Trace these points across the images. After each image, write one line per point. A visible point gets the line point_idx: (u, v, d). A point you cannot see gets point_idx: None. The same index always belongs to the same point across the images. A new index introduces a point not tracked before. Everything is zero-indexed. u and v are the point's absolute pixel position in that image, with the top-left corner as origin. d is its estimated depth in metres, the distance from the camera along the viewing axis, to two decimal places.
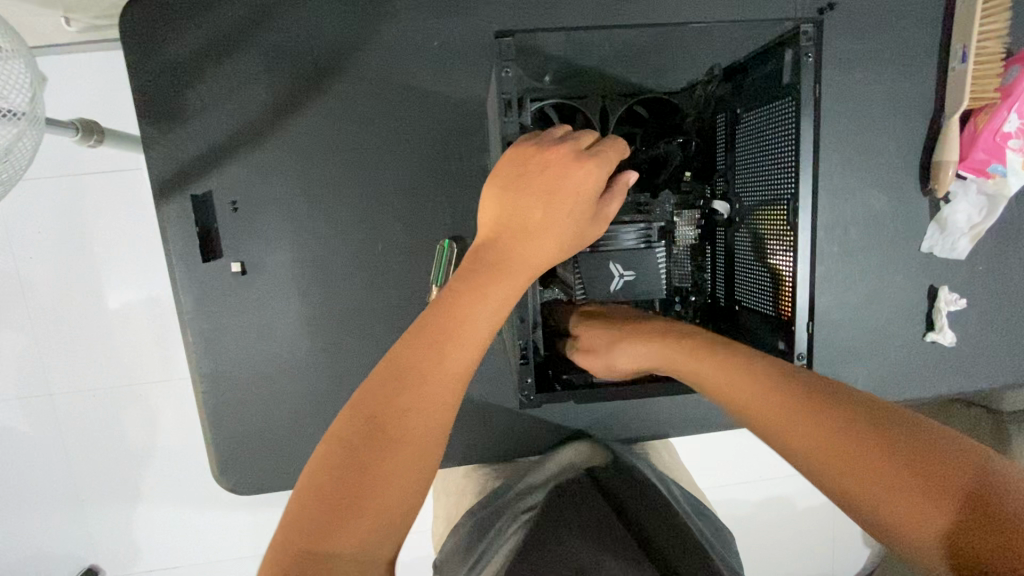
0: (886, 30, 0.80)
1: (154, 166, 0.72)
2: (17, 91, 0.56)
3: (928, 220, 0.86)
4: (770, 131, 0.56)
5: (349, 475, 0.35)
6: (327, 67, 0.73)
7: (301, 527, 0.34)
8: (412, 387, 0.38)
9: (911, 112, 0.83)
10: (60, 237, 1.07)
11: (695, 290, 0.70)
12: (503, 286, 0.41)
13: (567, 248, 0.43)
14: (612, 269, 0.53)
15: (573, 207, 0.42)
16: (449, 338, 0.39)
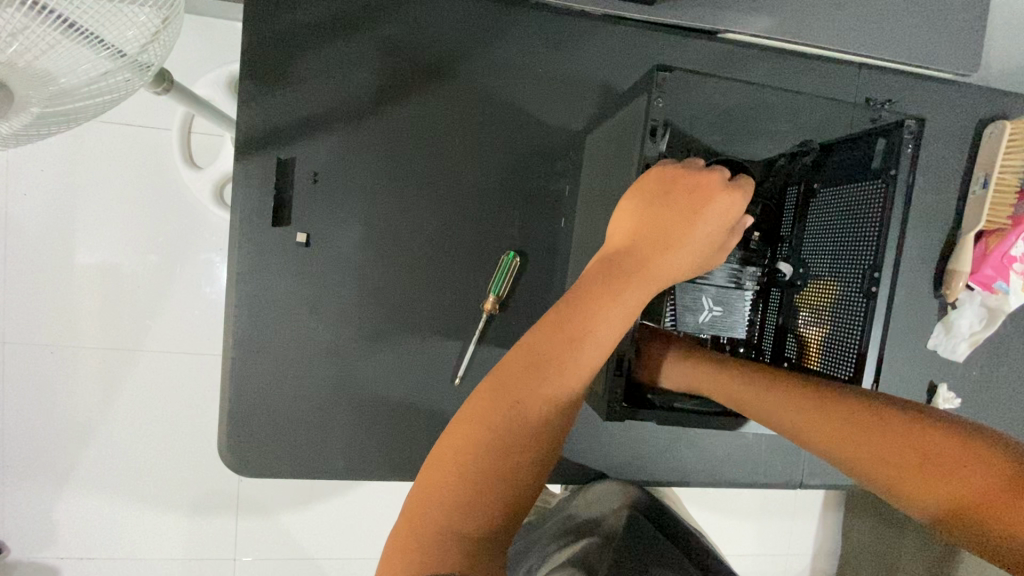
0: (924, 145, 0.90)
1: (244, 122, 0.72)
2: (136, 37, 0.54)
3: (936, 320, 0.94)
4: (854, 207, 0.62)
5: (492, 454, 0.40)
6: (432, 68, 0.76)
7: (446, 502, 0.39)
8: (548, 377, 0.43)
9: (935, 221, 0.92)
10: (73, 186, 1.08)
11: (742, 343, 0.73)
12: (641, 295, 0.46)
13: (694, 266, 0.50)
14: (704, 301, 0.64)
15: (710, 231, 0.48)
16: (585, 334, 0.44)
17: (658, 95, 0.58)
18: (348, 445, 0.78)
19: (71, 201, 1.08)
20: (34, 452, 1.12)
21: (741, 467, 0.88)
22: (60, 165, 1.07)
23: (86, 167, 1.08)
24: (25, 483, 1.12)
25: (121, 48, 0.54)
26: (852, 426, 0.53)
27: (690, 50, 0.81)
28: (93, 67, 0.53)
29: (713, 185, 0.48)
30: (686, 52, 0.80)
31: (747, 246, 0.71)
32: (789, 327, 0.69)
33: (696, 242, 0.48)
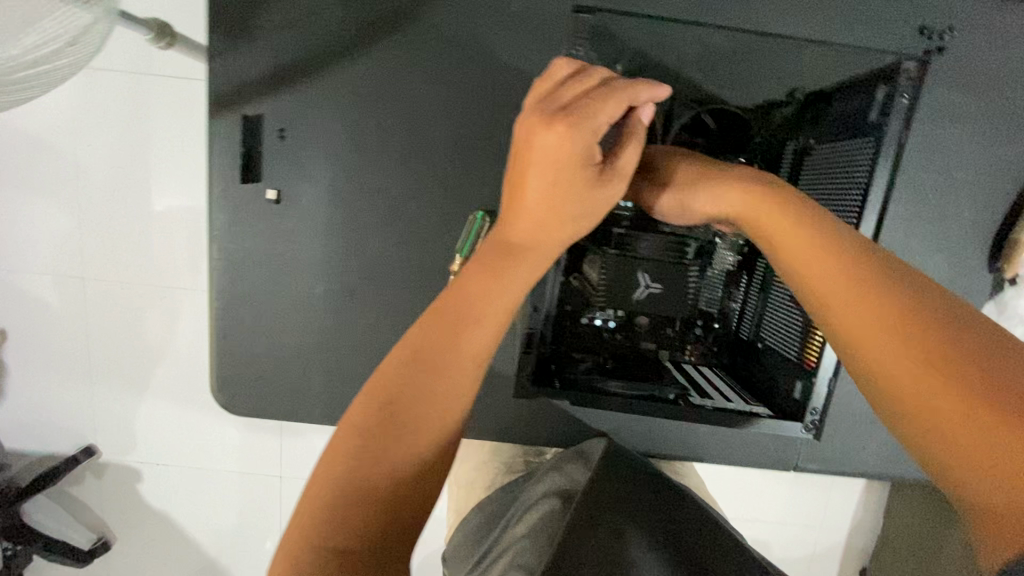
0: (997, 87, 0.73)
1: (214, 78, 0.72)
2: None
3: (987, 299, 0.80)
4: (843, 159, 0.75)
5: (367, 461, 0.37)
6: (398, 12, 0.71)
7: (318, 515, 0.37)
8: (425, 370, 0.40)
9: (1001, 181, 0.76)
10: (113, 138, 1.16)
11: (718, 318, 0.81)
12: (518, 266, 0.44)
13: (580, 213, 0.47)
14: (641, 280, 0.72)
15: (568, 171, 0.46)
16: (464, 320, 0.41)
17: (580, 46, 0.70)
18: (325, 394, 0.82)
19: (114, 153, 1.16)
20: (108, 373, 1.29)
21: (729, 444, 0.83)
22: (100, 117, 1.15)
23: (120, 117, 1.15)
24: (105, 399, 1.30)
25: None
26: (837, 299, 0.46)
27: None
28: (56, 19, 0.55)
29: (537, 123, 0.46)
30: None
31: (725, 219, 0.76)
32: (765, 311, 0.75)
33: (558, 188, 0.46)
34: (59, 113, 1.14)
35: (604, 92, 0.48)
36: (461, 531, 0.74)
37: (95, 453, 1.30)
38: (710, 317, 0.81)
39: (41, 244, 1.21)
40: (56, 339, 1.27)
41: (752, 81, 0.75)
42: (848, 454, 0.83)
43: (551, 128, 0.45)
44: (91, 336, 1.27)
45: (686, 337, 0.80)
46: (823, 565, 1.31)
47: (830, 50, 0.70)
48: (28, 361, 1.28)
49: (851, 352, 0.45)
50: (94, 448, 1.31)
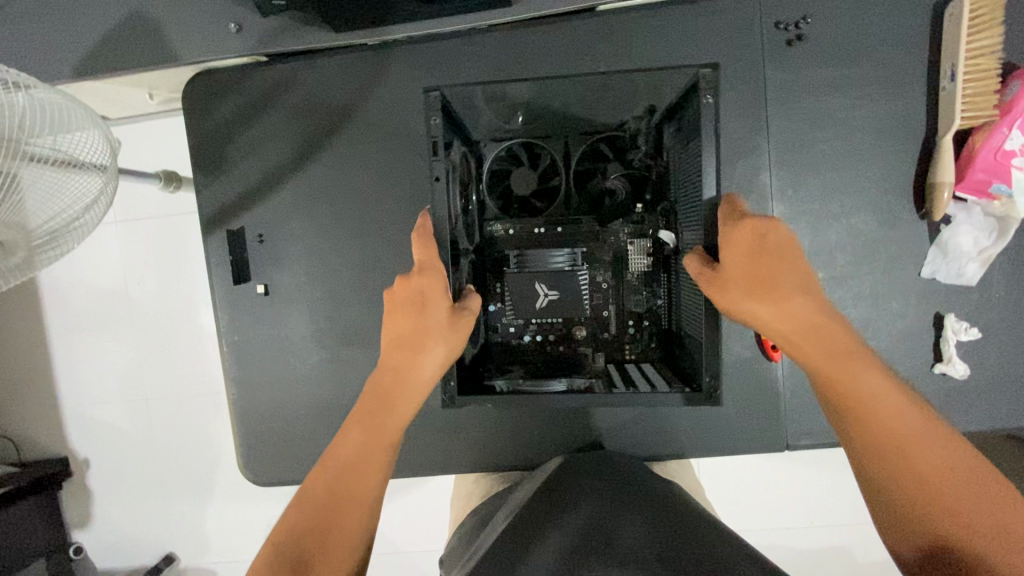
0: (864, 53, 0.80)
1: (203, 206, 0.89)
2: (98, 153, 0.76)
3: (929, 244, 0.82)
4: (693, 163, 0.76)
5: (315, 528, 0.61)
6: (335, 120, 0.87)
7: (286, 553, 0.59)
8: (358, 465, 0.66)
9: (900, 133, 0.81)
10: (140, 271, 1.33)
11: (648, 314, 0.86)
12: (399, 407, 0.69)
13: (442, 362, 0.70)
14: (540, 288, 0.80)
15: (427, 332, 0.69)
16: (383, 420, 0.69)
17: (433, 115, 0.72)
18: None
19: (138, 288, 1.34)
20: (172, 483, 1.40)
21: (707, 434, 0.86)
22: (129, 257, 1.34)
23: (144, 252, 1.33)
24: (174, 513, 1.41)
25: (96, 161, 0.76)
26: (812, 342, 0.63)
27: (549, 44, 0.82)
28: (68, 186, 0.74)
29: (413, 283, 0.70)
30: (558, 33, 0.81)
31: (632, 219, 0.86)
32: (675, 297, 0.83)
33: (424, 329, 0.69)
34: (94, 263, 1.35)
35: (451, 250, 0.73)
36: (456, 535, 0.80)
37: (177, 558, 1.41)
38: (640, 314, 0.86)
39: (105, 377, 1.38)
40: (126, 459, 1.40)
41: (629, 104, 0.83)
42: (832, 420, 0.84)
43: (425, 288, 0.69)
44: (149, 455, 1.40)
45: (621, 338, 0.87)
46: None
47: (668, 74, 0.76)
48: (104, 484, 1.41)
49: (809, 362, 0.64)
50: (173, 555, 1.40)
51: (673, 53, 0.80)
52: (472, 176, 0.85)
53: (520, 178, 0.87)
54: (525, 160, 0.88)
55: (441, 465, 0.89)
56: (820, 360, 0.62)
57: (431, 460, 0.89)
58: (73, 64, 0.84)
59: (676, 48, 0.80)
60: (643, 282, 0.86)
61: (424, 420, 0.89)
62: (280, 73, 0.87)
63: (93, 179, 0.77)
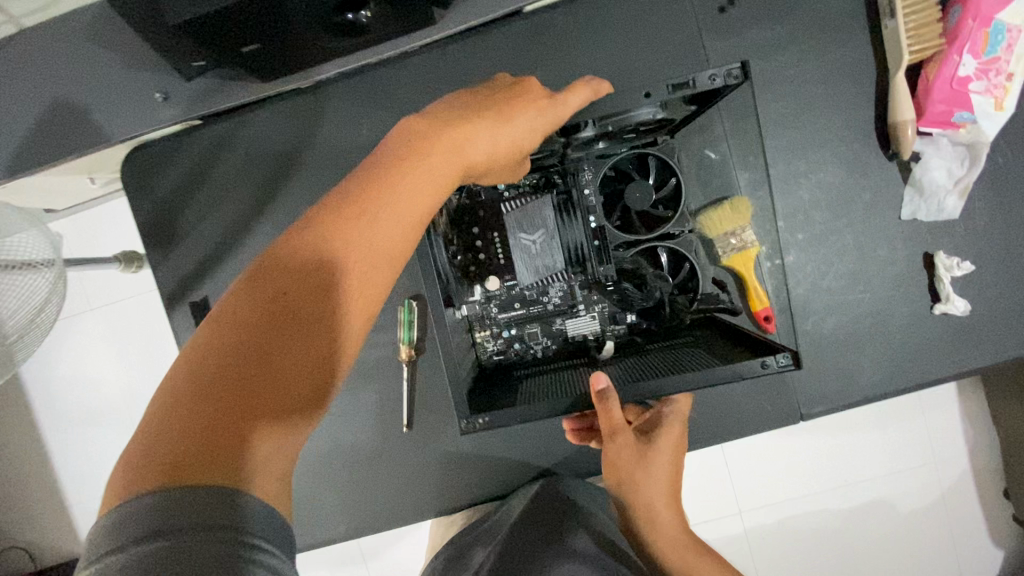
0: (800, 6, 0.78)
1: (162, 282, 0.86)
2: (42, 248, 0.75)
3: (903, 185, 0.79)
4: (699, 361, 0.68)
5: (248, 361, 0.40)
6: (280, 171, 0.84)
7: (188, 403, 0.39)
8: (349, 271, 0.45)
9: (851, 79, 0.79)
10: (118, 357, 1.30)
11: (521, 345, 0.75)
12: (402, 211, 0.48)
13: (491, 155, 0.55)
14: (531, 234, 0.70)
15: (512, 126, 0.56)
16: (379, 208, 0.47)
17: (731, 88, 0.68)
18: (340, 511, 0.87)
19: (119, 374, 1.30)
20: None
21: (714, 421, 0.83)
22: (104, 344, 1.30)
23: (120, 336, 1.29)
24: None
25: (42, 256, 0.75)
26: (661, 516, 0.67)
27: (481, 57, 0.81)
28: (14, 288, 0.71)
29: (528, 91, 0.60)
30: (490, 44, 0.80)
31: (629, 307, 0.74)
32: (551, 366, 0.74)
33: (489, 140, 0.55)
34: (70, 357, 1.31)
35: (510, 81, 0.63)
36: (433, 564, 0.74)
37: None
38: (518, 339, 0.75)
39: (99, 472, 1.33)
40: None
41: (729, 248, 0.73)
42: (840, 382, 0.81)
43: (540, 101, 0.59)
44: None
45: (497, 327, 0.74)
46: (960, 507, 1.13)
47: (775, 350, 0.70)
48: None
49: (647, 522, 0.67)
50: None
51: (608, 43, 0.79)
52: (584, 156, 0.72)
53: (638, 194, 0.71)
54: (612, 176, 0.73)
55: (454, 502, 0.85)
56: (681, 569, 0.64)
57: (440, 499, 0.86)
58: (6, 162, 0.81)
59: (607, 40, 0.79)
60: (545, 333, 0.74)
61: (426, 459, 0.85)
62: (217, 134, 0.85)
63: (40, 276, 0.74)
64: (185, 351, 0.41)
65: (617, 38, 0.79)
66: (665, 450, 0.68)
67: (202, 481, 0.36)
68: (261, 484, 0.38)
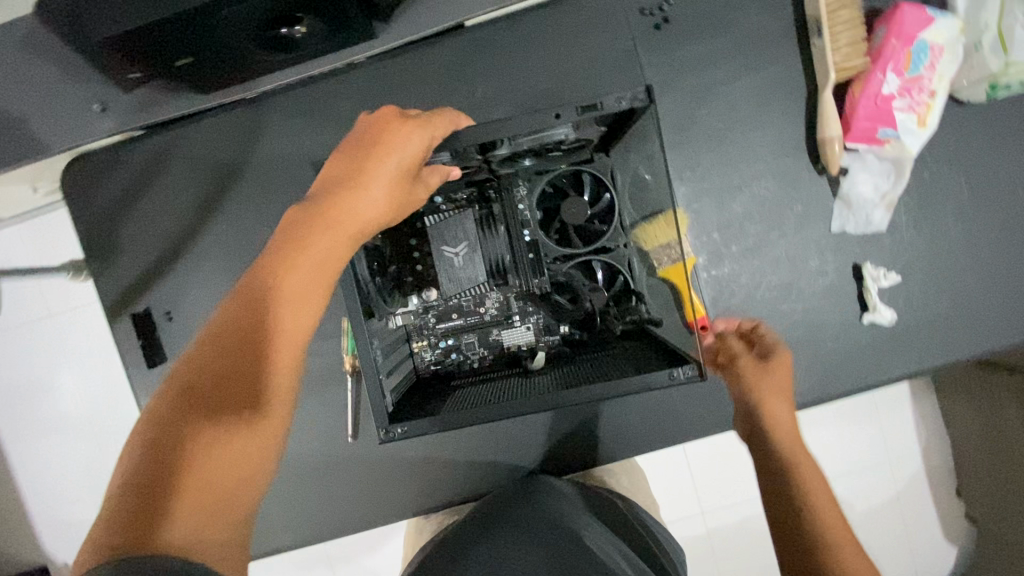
0: (733, 23, 0.80)
1: (104, 294, 0.86)
2: None
3: (832, 198, 0.82)
4: (618, 372, 0.67)
5: (186, 430, 0.45)
6: (222, 182, 0.84)
7: (136, 483, 0.43)
8: (265, 331, 0.50)
9: (782, 95, 0.81)
10: (68, 366, 1.27)
11: (457, 352, 0.75)
12: (309, 264, 0.53)
13: (381, 210, 0.56)
14: (450, 249, 0.70)
15: (371, 175, 0.56)
16: (288, 274, 0.51)
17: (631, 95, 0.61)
18: (288, 521, 0.87)
19: (71, 382, 1.28)
20: None
21: (655, 430, 0.85)
22: (53, 354, 1.27)
23: (69, 346, 1.27)
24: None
25: None
26: (809, 462, 0.61)
27: (422, 70, 0.81)
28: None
29: (392, 120, 0.59)
30: (430, 58, 0.81)
31: (560, 316, 0.74)
32: (481, 376, 0.73)
33: (384, 185, 0.57)
34: (19, 367, 1.28)
35: (378, 119, 0.60)
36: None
37: None
38: (453, 347, 0.75)
39: (54, 482, 1.31)
40: None
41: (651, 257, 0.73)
42: None
43: (404, 129, 0.58)
44: None
45: (431, 333, 0.74)
46: (906, 506, 1.17)
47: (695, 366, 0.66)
48: None
49: (799, 467, 0.61)
50: None
51: (546, 57, 0.80)
52: (516, 169, 0.72)
53: (572, 209, 0.73)
54: (548, 188, 0.74)
55: (399, 511, 0.86)
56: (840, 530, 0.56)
57: (385, 509, 0.86)
58: None
59: (544, 55, 0.80)
60: (479, 340, 0.75)
61: (371, 471, 0.85)
62: (158, 145, 0.84)
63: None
64: (139, 433, 0.46)
65: (554, 53, 0.80)
66: (779, 367, 0.68)
67: (148, 551, 0.39)
68: (182, 546, 0.41)
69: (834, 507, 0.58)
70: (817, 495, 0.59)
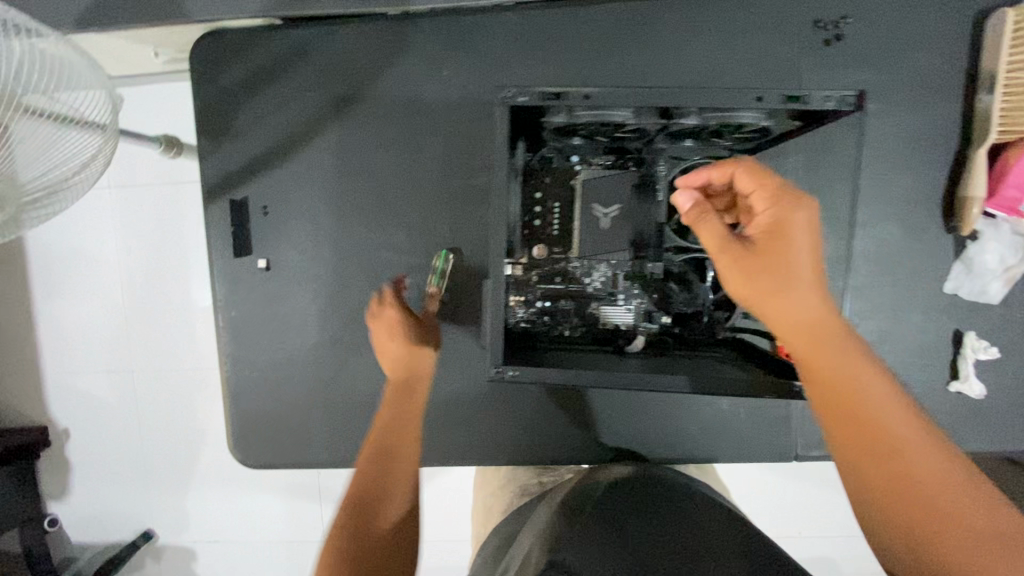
0: (903, 58, 0.78)
1: (206, 174, 0.85)
2: (98, 111, 0.67)
3: (952, 259, 0.80)
4: (731, 375, 0.67)
5: (370, 502, 0.64)
6: (350, 92, 0.83)
7: (345, 548, 0.59)
8: (399, 418, 0.70)
9: (932, 144, 0.79)
10: (128, 239, 1.27)
11: (549, 317, 0.74)
12: (422, 372, 0.74)
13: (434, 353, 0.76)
14: (599, 210, 0.68)
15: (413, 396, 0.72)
16: (414, 375, 0.74)
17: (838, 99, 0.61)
18: (329, 440, 0.88)
19: (127, 255, 1.28)
20: (154, 459, 1.35)
21: (713, 442, 0.84)
22: (117, 223, 1.27)
23: (134, 219, 1.27)
24: (161, 493, 1.36)
25: (97, 121, 0.67)
26: (875, 397, 0.52)
27: (578, 28, 0.79)
28: (62, 145, 0.66)
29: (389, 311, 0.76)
30: (590, 17, 0.79)
31: (666, 305, 0.73)
32: (573, 345, 0.74)
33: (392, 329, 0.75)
34: (81, 227, 1.28)
35: (381, 314, 0.76)
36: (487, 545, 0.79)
37: (156, 534, 1.38)
38: (549, 311, 0.74)
39: (87, 346, 1.32)
40: (108, 432, 1.35)
41: None
42: None
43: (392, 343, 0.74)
44: (130, 430, 1.34)
45: (532, 292, 0.73)
46: None
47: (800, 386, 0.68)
48: (83, 455, 1.36)
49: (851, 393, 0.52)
50: (151, 531, 1.37)
51: (707, 45, 0.78)
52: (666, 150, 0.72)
53: None
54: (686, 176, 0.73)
55: (441, 457, 0.86)
56: (913, 466, 0.50)
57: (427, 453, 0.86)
58: (76, 14, 0.78)
59: (707, 43, 0.78)
60: (575, 309, 0.74)
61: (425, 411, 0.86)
62: (296, 38, 0.83)
63: (89, 138, 0.67)
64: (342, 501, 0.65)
65: (717, 43, 0.78)
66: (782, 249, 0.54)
67: None
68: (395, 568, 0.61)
69: (898, 428, 0.51)
70: (887, 423, 0.51)
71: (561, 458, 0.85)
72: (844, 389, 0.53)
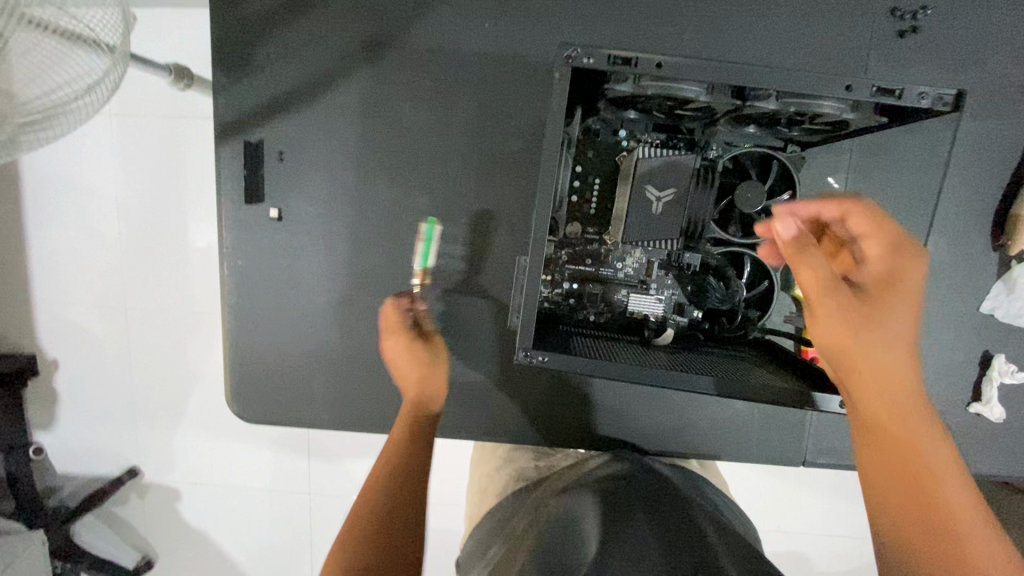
0: (979, 60, 0.72)
1: (219, 110, 0.79)
2: (107, 30, 0.61)
3: (994, 278, 0.77)
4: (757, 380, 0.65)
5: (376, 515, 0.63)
6: (383, 35, 0.76)
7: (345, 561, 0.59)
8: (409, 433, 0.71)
9: (993, 155, 0.75)
10: (129, 171, 1.21)
11: (575, 299, 0.71)
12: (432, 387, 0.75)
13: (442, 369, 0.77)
14: (652, 193, 0.64)
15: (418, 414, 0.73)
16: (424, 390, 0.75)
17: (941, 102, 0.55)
18: (330, 400, 0.85)
19: (126, 188, 1.22)
20: (144, 398, 1.32)
21: (722, 440, 0.82)
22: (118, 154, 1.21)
23: (136, 151, 1.20)
24: (150, 432, 1.34)
25: (105, 40, 0.61)
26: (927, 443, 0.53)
27: None
28: (63, 63, 0.60)
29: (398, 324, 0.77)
30: None
31: (699, 300, 0.71)
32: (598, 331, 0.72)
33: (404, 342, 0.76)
34: (79, 154, 1.21)
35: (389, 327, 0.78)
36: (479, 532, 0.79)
37: (141, 472, 1.36)
38: (576, 293, 0.71)
39: (80, 278, 1.27)
40: (98, 368, 1.32)
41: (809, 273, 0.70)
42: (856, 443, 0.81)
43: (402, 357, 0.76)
44: (121, 367, 1.31)
45: (562, 271, 0.70)
46: None
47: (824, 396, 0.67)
48: (71, 388, 1.33)
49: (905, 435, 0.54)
50: (137, 468, 1.36)
51: (774, 24, 0.72)
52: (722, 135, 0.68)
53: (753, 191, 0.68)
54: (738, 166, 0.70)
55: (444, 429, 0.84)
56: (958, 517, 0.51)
57: None
58: None
59: (773, 21, 0.72)
60: (604, 294, 0.71)
61: None
62: None
63: (94, 61, 0.61)
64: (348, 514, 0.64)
65: (784, 22, 0.72)
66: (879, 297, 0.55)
67: None
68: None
69: (944, 474, 0.52)
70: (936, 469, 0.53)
71: (566, 442, 0.83)
72: (909, 443, 0.53)
